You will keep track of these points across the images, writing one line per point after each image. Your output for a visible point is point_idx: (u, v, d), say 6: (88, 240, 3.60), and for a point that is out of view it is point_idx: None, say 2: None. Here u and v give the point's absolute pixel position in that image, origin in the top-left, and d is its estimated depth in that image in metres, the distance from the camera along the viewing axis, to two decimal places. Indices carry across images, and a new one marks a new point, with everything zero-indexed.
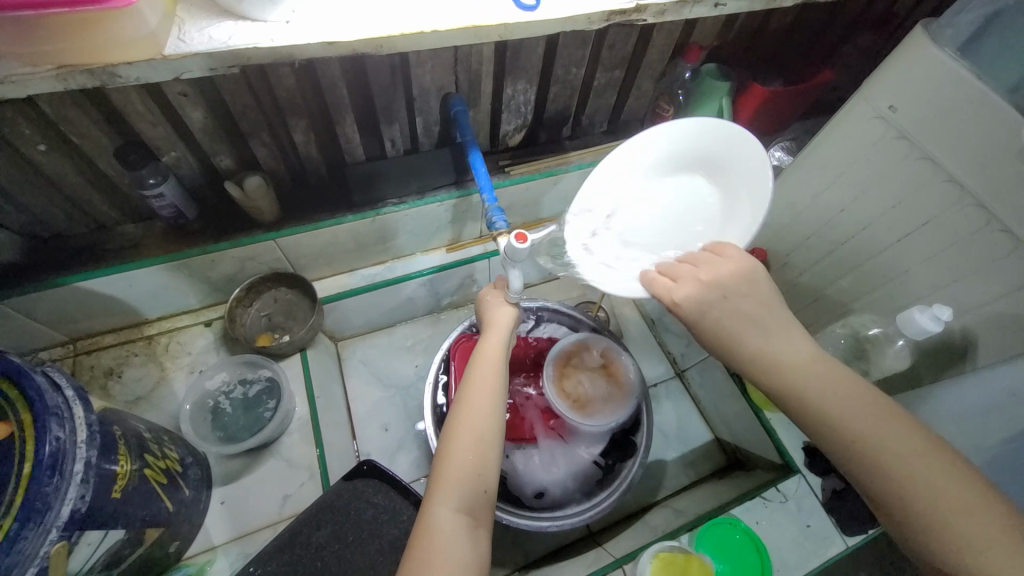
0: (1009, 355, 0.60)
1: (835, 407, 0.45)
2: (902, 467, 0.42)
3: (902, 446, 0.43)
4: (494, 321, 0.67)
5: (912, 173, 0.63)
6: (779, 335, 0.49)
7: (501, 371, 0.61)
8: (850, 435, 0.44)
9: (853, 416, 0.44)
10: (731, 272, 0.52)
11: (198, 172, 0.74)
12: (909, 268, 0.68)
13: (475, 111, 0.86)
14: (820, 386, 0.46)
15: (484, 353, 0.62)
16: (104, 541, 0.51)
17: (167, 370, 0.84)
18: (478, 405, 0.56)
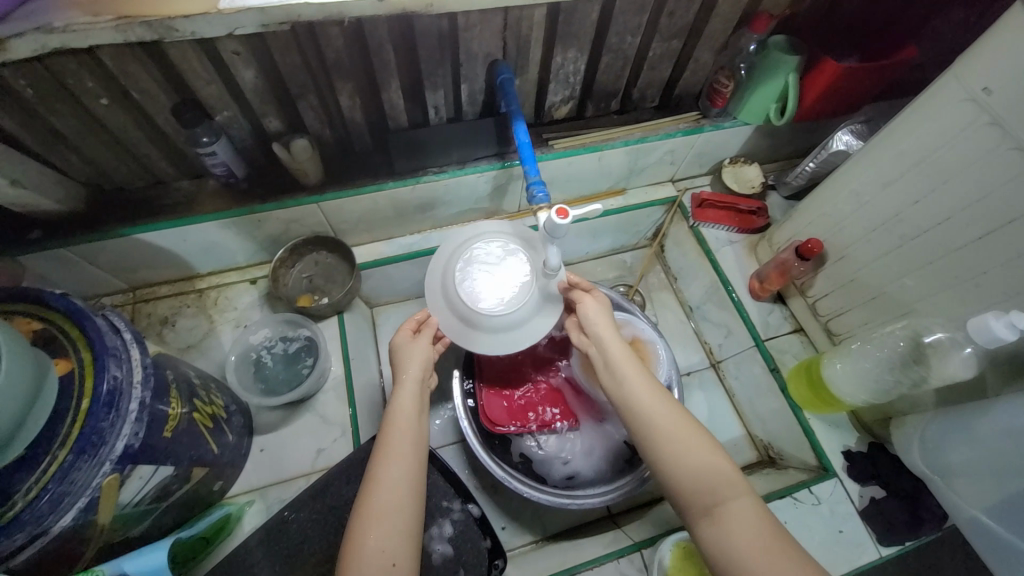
0: None
1: (666, 428, 0.59)
2: (712, 472, 0.56)
3: (710, 459, 0.57)
4: (404, 376, 0.65)
5: (1003, 164, 0.57)
6: (642, 371, 0.64)
7: (412, 442, 0.61)
8: (674, 452, 0.58)
9: (654, 409, 0.61)
10: (601, 320, 0.69)
11: (248, 133, 0.76)
12: (987, 269, 0.62)
13: (522, 80, 0.83)
14: (663, 410, 0.61)
15: (393, 416, 0.62)
16: (154, 476, 0.54)
17: (215, 322, 0.88)
18: (388, 483, 0.57)
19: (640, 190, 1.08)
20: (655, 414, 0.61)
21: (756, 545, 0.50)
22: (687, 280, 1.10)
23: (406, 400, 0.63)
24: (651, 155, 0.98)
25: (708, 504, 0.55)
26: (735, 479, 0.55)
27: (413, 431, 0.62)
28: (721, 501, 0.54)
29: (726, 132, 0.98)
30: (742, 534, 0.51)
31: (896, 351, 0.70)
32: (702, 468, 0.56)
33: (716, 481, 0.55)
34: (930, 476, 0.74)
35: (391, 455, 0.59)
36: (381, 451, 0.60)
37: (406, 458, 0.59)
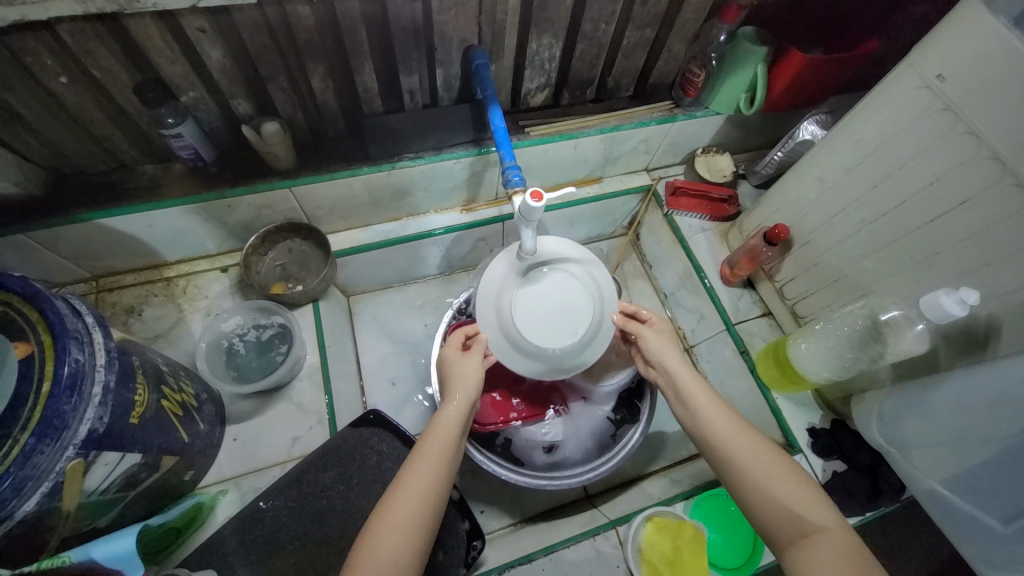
0: None
1: (744, 454, 0.57)
2: (797, 501, 0.54)
3: (795, 486, 0.55)
4: (455, 391, 0.65)
5: (954, 148, 0.60)
6: (712, 397, 0.63)
7: (444, 453, 0.59)
8: (756, 482, 0.56)
9: (734, 436, 0.59)
10: (662, 343, 0.69)
11: (217, 116, 0.74)
12: (938, 250, 0.65)
13: (497, 66, 0.83)
14: (736, 435, 0.59)
15: (438, 423, 0.61)
16: (121, 463, 0.53)
17: (185, 311, 0.86)
18: (411, 483, 0.55)
19: (615, 178, 1.09)
20: (726, 436, 0.59)
21: (845, 572, 0.48)
22: (661, 267, 1.13)
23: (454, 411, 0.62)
24: (626, 144, 1.00)
25: (796, 533, 0.53)
26: (824, 513, 0.53)
27: (450, 442, 0.60)
28: (808, 529, 0.52)
29: (698, 122, 1.00)
30: (835, 563, 0.49)
31: (856, 330, 0.74)
32: (785, 496, 0.54)
33: (801, 509, 0.53)
34: (887, 449, 0.78)
35: (427, 456, 0.57)
36: (419, 450, 0.58)
37: (435, 467, 0.57)
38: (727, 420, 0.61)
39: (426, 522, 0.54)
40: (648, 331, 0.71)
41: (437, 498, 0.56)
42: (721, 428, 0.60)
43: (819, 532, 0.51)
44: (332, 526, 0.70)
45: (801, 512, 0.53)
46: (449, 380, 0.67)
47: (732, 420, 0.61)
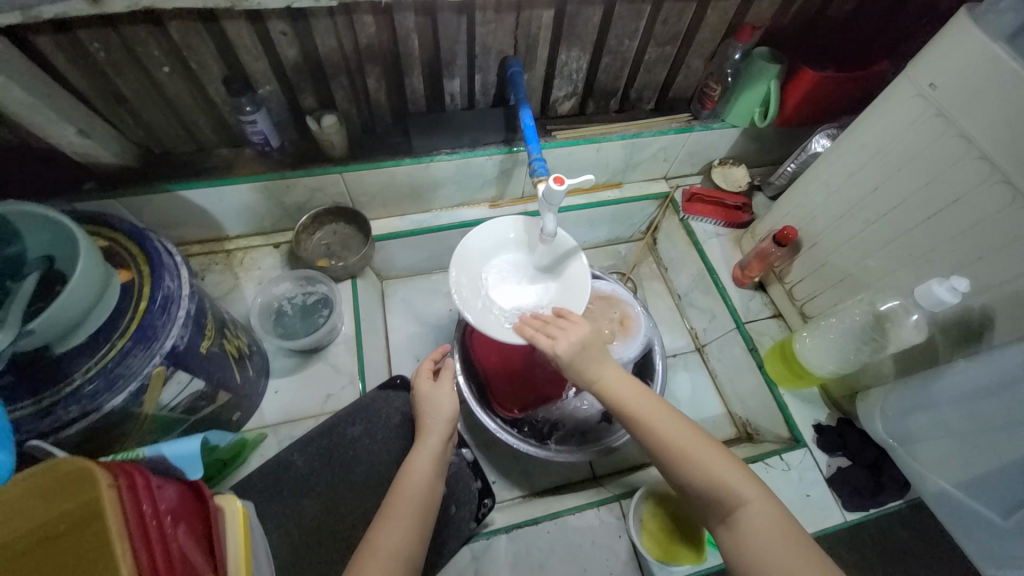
0: (1022, 333, 0.61)
1: (675, 441, 0.60)
2: (727, 480, 0.57)
3: (720, 465, 0.58)
4: (428, 436, 0.70)
5: (947, 151, 0.65)
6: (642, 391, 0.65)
7: (424, 498, 0.64)
8: (691, 466, 0.59)
9: (663, 421, 0.62)
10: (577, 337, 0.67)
11: (285, 107, 0.86)
12: (936, 246, 0.69)
13: (530, 75, 0.93)
14: (672, 426, 0.61)
15: (408, 476, 0.65)
16: (189, 385, 0.61)
17: (240, 279, 0.96)
18: (398, 518, 0.60)
19: (635, 184, 1.17)
20: (647, 414, 0.63)
21: (770, 536, 0.53)
22: (676, 270, 1.18)
23: (422, 466, 0.66)
24: (646, 150, 1.07)
25: (724, 513, 0.57)
26: (746, 486, 0.57)
27: (427, 484, 0.65)
28: (735, 508, 0.56)
29: (715, 133, 1.07)
30: (764, 536, 0.53)
31: (858, 323, 0.78)
32: (713, 478, 0.57)
33: (726, 489, 0.57)
34: (889, 443, 0.80)
35: (398, 513, 0.61)
36: (390, 506, 0.62)
37: (419, 502, 0.63)
38: (651, 404, 0.64)
39: (408, 563, 0.57)
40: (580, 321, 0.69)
41: (413, 558, 0.58)
42: (646, 410, 0.63)
43: (745, 505, 0.56)
44: (358, 474, 0.78)
45: (729, 487, 0.57)
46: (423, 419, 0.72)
47: (658, 404, 0.64)
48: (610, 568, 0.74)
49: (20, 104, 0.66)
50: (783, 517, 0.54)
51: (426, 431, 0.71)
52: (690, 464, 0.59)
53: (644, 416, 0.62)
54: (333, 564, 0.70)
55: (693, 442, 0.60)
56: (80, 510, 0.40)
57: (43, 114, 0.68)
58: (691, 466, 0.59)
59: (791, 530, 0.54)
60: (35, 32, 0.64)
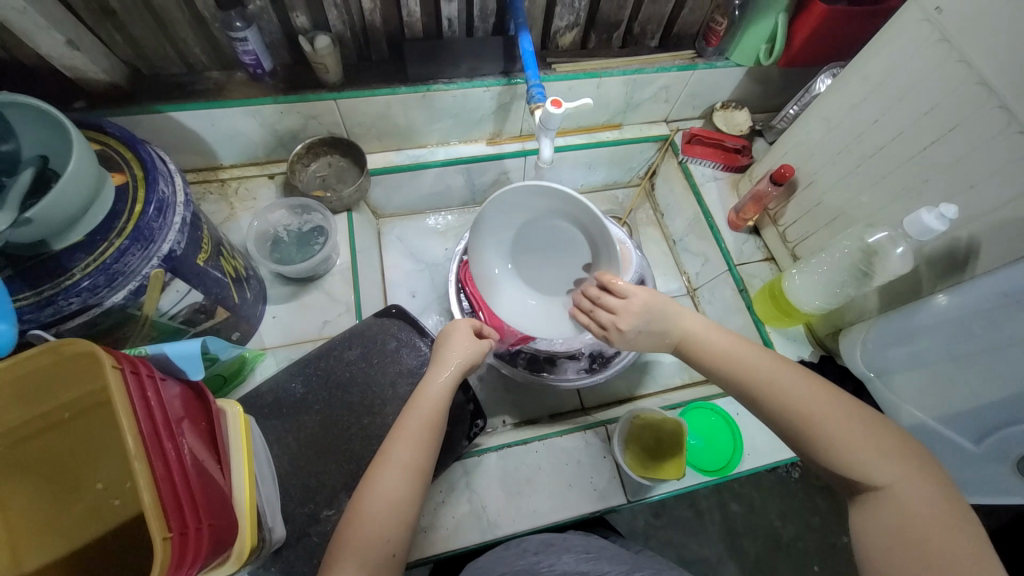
0: (1006, 261, 0.63)
1: (801, 408, 0.53)
2: (862, 458, 0.49)
3: (858, 435, 0.51)
4: (444, 359, 0.67)
5: (948, 78, 0.64)
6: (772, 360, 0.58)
7: (437, 417, 0.62)
8: (823, 439, 0.51)
9: (785, 382, 0.55)
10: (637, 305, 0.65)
11: (277, 26, 0.83)
12: (928, 179, 0.70)
13: (531, 2, 0.90)
14: (799, 397, 0.54)
15: (421, 393, 0.63)
16: (187, 296, 0.63)
17: (236, 209, 0.96)
18: (410, 434, 0.59)
19: (635, 126, 1.15)
20: (764, 374, 0.56)
21: (911, 524, 0.46)
22: (672, 214, 1.18)
23: (437, 386, 0.64)
24: (647, 89, 1.05)
25: (856, 488, 0.50)
26: (889, 463, 0.49)
27: (440, 406, 0.63)
28: (875, 486, 0.49)
29: (719, 72, 1.04)
30: (909, 519, 0.46)
31: (848, 258, 0.79)
32: (847, 451, 0.50)
33: (863, 464, 0.49)
34: (867, 375, 0.84)
35: (409, 428, 0.60)
36: (401, 422, 0.61)
37: (434, 423, 0.62)
38: (770, 364, 0.57)
39: (419, 477, 0.58)
40: (631, 288, 0.66)
41: (424, 473, 0.59)
42: (765, 370, 0.57)
43: (889, 484, 0.48)
44: (353, 394, 0.80)
45: (867, 463, 0.49)
46: (441, 343, 0.70)
47: (781, 365, 0.57)
48: (595, 485, 0.78)
49: (4, 6, 0.64)
50: (937, 501, 0.46)
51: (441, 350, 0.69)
52: (818, 431, 0.52)
53: (758, 376, 0.57)
54: (332, 475, 0.74)
55: (826, 407, 0.53)
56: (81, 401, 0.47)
57: (27, 18, 0.66)
58: (820, 434, 0.52)
59: (952, 518, 0.45)
60: None
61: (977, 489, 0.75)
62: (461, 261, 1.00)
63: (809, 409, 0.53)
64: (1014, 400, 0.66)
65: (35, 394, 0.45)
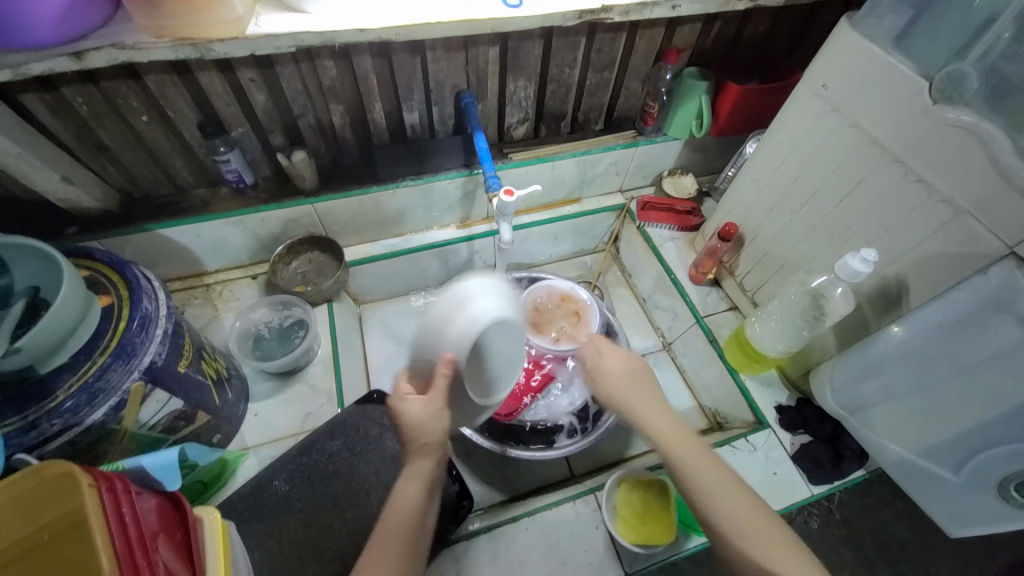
0: (935, 294, 0.68)
1: (736, 521, 0.53)
2: None
3: (794, 559, 0.51)
4: (415, 455, 0.61)
5: (845, 140, 0.74)
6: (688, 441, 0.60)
7: (409, 530, 0.55)
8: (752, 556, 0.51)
9: (726, 491, 0.56)
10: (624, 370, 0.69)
11: (258, 147, 0.93)
12: (850, 227, 0.77)
13: (483, 105, 1.02)
14: (728, 505, 0.54)
15: (395, 503, 0.57)
16: (167, 404, 0.64)
17: (220, 310, 1.00)
18: (383, 554, 0.54)
19: (593, 199, 1.25)
20: (704, 481, 0.57)
21: None
22: (638, 275, 1.25)
23: (407, 493, 0.57)
24: (598, 166, 1.16)
25: None
26: None
27: (411, 514, 0.56)
28: None
29: (660, 146, 1.16)
30: None
31: (803, 303, 0.85)
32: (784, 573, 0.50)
33: None
34: (841, 414, 0.86)
35: (386, 548, 0.54)
36: (377, 543, 0.54)
37: (401, 541, 0.55)
38: (715, 474, 0.57)
39: None
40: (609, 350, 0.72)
41: None
42: (703, 477, 0.57)
43: None
44: (337, 487, 0.80)
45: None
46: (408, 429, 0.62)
47: (725, 473, 0.58)
48: (590, 559, 0.76)
49: (7, 155, 0.71)
50: None
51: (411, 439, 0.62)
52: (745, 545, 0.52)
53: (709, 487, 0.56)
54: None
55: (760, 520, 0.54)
56: (61, 517, 0.43)
57: (28, 163, 0.74)
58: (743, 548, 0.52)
59: None
60: (21, 89, 0.70)
61: (971, 519, 0.78)
62: None
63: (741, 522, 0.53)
64: (978, 426, 0.68)
65: (19, 515, 0.43)
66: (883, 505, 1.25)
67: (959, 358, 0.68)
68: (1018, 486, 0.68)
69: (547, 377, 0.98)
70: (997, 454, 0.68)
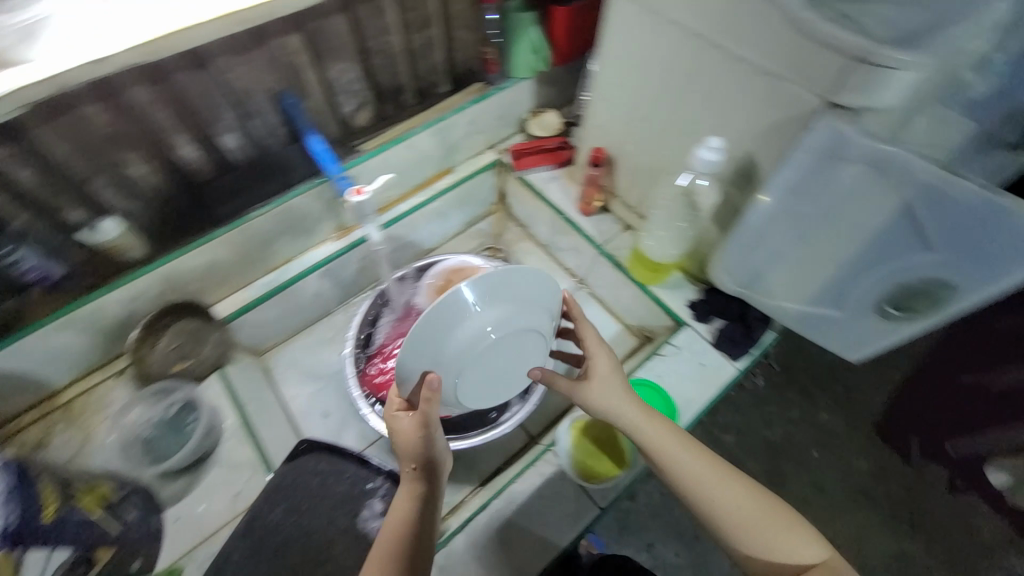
0: (779, 160, 0.71)
1: (736, 509, 0.67)
2: (775, 535, 0.65)
3: (769, 520, 0.66)
4: (407, 468, 0.66)
5: (667, 36, 0.74)
6: (675, 442, 0.71)
7: (398, 539, 0.61)
8: (743, 526, 0.66)
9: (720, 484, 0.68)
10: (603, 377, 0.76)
11: (54, 233, 0.76)
12: (697, 120, 0.78)
13: (311, 101, 0.92)
14: (722, 493, 0.67)
15: (389, 517, 0.63)
16: (50, 556, 0.72)
17: (92, 426, 0.86)
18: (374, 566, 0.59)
19: (466, 163, 1.19)
20: (710, 481, 0.68)
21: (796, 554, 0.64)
22: (535, 223, 1.23)
23: (401, 509, 0.63)
24: (458, 129, 1.10)
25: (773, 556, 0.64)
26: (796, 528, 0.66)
27: (401, 526, 0.61)
28: (786, 549, 0.64)
29: (512, 90, 1.12)
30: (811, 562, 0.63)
31: (679, 203, 0.87)
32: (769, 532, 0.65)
33: (780, 541, 0.65)
34: (743, 291, 0.92)
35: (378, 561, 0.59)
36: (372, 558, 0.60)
37: (396, 546, 0.60)
38: (710, 471, 0.69)
39: None
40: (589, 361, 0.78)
41: None
42: (712, 478, 0.68)
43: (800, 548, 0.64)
44: (293, 553, 0.74)
45: (780, 542, 0.65)
46: (400, 448, 0.67)
47: (724, 469, 0.70)
48: (565, 511, 0.77)
49: None
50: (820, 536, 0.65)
51: (405, 458, 0.67)
52: (744, 518, 0.66)
53: (702, 483, 0.68)
54: None
55: (739, 493, 0.68)
56: None
57: None
58: (740, 518, 0.66)
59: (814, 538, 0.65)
60: None
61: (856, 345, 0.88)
62: (359, 362, 0.97)
63: (735, 511, 0.66)
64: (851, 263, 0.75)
65: None
66: (801, 350, 1.41)
67: (826, 203, 0.72)
68: (891, 305, 0.76)
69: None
70: (868, 282, 0.75)
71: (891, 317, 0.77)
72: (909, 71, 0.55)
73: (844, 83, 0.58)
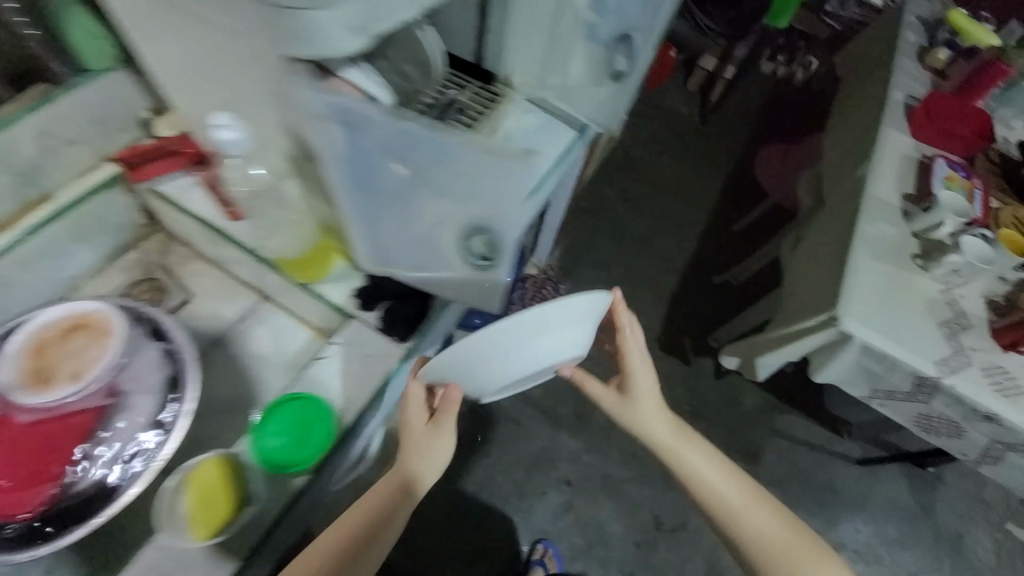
0: (304, 123, 0.64)
1: (695, 474, 0.97)
2: (713, 486, 0.96)
3: (754, 511, 0.93)
4: (442, 425, 0.85)
5: (163, 13, 0.69)
6: (655, 406, 1.03)
7: (370, 510, 0.79)
8: (708, 489, 0.96)
9: (711, 467, 0.97)
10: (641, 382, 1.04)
11: None
12: (241, 96, 0.73)
13: None
14: (731, 496, 0.95)
15: (396, 472, 0.84)
16: None
17: None
18: (347, 520, 0.79)
19: (72, 185, 0.95)
20: (687, 465, 0.98)
21: (771, 539, 0.91)
22: (195, 237, 1.02)
23: (392, 477, 0.83)
24: (26, 146, 0.87)
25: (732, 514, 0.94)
26: (732, 496, 0.95)
27: (385, 501, 0.80)
28: (741, 515, 0.93)
29: (96, 87, 0.93)
30: (754, 516, 0.93)
31: None
32: (720, 494, 0.95)
33: (719, 490, 0.95)
34: (381, 269, 0.86)
35: (351, 517, 0.79)
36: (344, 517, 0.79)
37: (364, 514, 0.79)
38: (719, 470, 0.97)
39: (365, 535, 0.77)
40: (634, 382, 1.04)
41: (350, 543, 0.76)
42: (719, 484, 0.96)
43: (732, 501, 0.94)
44: None
45: (721, 487, 0.96)
46: (426, 433, 0.86)
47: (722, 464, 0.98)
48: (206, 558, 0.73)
49: None
50: (762, 502, 0.94)
51: (451, 411, 0.86)
52: (717, 502, 0.95)
53: (705, 474, 0.96)
54: None
55: (733, 479, 0.97)
56: None
57: None
58: (719, 502, 0.94)
59: (767, 510, 0.94)
60: None
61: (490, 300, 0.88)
62: None
63: (710, 488, 0.96)
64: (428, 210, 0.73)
65: None
66: None
67: (379, 164, 0.68)
68: (477, 253, 0.77)
69: (87, 425, 0.81)
70: (452, 233, 0.75)
71: (483, 264, 0.77)
72: (325, 9, 0.49)
73: (279, 32, 0.51)
